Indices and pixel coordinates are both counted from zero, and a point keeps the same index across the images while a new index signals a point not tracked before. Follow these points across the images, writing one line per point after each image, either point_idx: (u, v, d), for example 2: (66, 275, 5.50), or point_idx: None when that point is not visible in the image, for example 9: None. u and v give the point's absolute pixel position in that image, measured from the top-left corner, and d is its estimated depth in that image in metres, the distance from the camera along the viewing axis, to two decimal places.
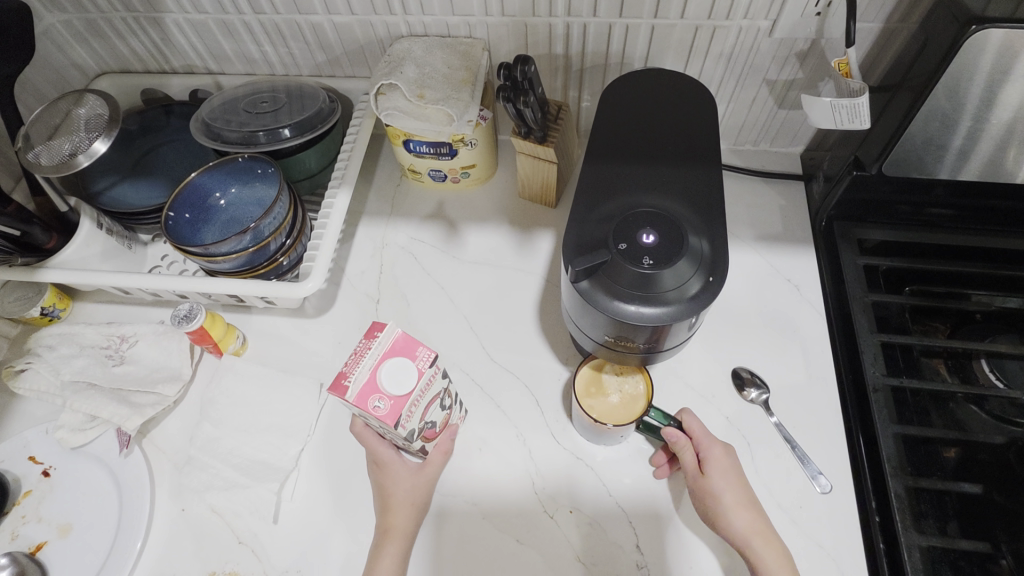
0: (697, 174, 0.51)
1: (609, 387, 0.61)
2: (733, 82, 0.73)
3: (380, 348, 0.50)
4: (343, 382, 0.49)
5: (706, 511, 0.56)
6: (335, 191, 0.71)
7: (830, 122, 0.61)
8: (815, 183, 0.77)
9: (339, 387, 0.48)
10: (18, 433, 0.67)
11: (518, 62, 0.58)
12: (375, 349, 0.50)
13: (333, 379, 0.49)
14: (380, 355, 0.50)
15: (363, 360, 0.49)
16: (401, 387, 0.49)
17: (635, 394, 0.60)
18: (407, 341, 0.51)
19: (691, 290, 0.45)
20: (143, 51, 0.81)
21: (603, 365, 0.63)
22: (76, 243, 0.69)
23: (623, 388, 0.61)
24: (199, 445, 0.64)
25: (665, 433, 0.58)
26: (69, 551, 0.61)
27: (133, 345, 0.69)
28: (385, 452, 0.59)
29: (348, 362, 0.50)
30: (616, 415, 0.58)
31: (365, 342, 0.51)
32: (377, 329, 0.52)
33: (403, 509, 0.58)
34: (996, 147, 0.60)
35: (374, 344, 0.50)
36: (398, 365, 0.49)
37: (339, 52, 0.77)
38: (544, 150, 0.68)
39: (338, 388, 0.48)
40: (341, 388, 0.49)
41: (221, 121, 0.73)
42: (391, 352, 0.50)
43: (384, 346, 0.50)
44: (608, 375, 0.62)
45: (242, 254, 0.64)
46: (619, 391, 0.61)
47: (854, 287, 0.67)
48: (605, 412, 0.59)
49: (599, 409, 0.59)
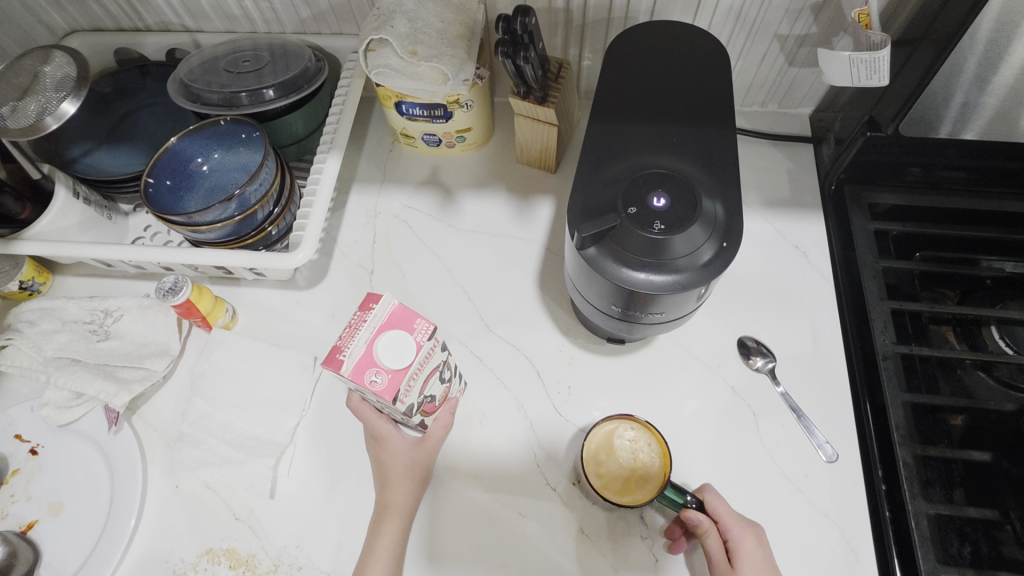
0: (710, 132, 0.48)
1: (621, 454, 0.58)
2: (743, 38, 0.69)
3: (375, 321, 0.48)
4: (337, 356, 0.46)
5: None
6: (325, 156, 0.68)
7: (847, 80, 0.57)
8: (825, 146, 0.74)
9: (333, 360, 0.46)
10: (1, 410, 0.65)
11: (518, 12, 0.54)
12: (371, 321, 0.48)
13: (328, 352, 0.47)
14: (377, 328, 0.47)
15: (359, 332, 0.47)
16: (399, 360, 0.46)
17: (650, 460, 0.57)
18: (403, 312, 0.49)
19: (703, 258, 0.43)
20: (112, 7, 0.76)
21: (617, 427, 0.59)
22: (51, 215, 0.65)
23: (636, 456, 0.57)
24: (191, 422, 0.62)
25: (687, 516, 0.52)
26: (61, 529, 0.59)
27: (118, 320, 0.67)
28: (384, 425, 0.58)
29: (343, 334, 0.47)
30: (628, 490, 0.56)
31: (359, 314, 0.48)
32: (373, 300, 0.49)
33: (402, 484, 0.57)
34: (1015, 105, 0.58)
35: (370, 316, 0.48)
36: (395, 338, 0.47)
37: (324, 7, 0.72)
38: (545, 111, 0.64)
39: (331, 362, 0.46)
40: (335, 362, 0.46)
41: (201, 82, 0.68)
42: (388, 325, 0.48)
43: (380, 318, 0.48)
44: (621, 439, 0.58)
45: (229, 223, 0.61)
46: (631, 460, 0.57)
47: (865, 253, 0.65)
48: (615, 484, 0.56)
49: (609, 477, 0.57)
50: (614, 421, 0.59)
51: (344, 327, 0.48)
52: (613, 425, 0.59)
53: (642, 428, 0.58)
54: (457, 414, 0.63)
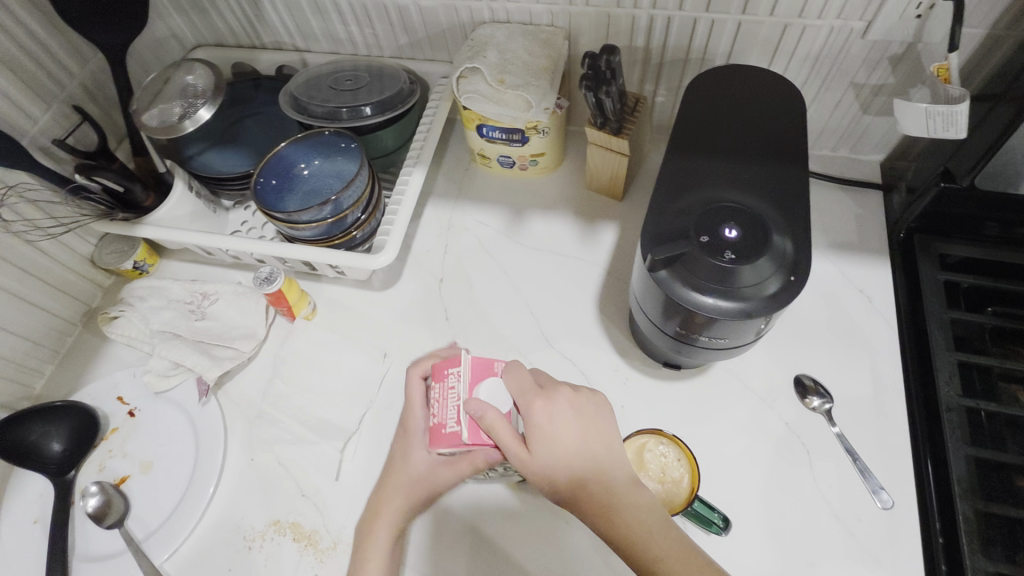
0: (785, 172, 0.50)
1: (652, 467, 0.58)
2: (817, 84, 0.71)
3: (463, 388, 0.54)
4: (448, 432, 0.52)
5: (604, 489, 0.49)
6: (411, 169, 0.74)
7: (922, 130, 0.58)
8: (896, 193, 0.75)
9: (449, 436, 0.52)
10: (108, 374, 0.74)
11: (604, 51, 0.59)
12: (460, 389, 0.54)
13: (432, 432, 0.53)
14: (467, 392, 0.53)
15: (453, 402, 0.53)
16: (502, 403, 0.53)
17: (679, 475, 0.58)
18: (476, 368, 0.55)
19: (769, 289, 0.45)
20: (238, 27, 0.86)
21: (649, 441, 0.60)
22: (170, 204, 0.74)
23: (666, 471, 0.58)
24: (270, 401, 0.68)
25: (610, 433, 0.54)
26: (149, 486, 0.66)
27: (214, 302, 0.74)
28: (416, 423, 0.59)
29: (439, 412, 0.54)
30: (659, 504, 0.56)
31: (445, 386, 0.54)
32: (447, 369, 0.55)
33: (402, 484, 0.58)
34: None
35: (454, 386, 0.54)
36: (489, 388, 0.54)
37: (421, 36, 0.79)
38: (618, 142, 0.68)
39: (446, 437, 0.52)
40: (450, 435, 0.53)
41: (308, 97, 0.76)
42: (476, 378, 0.54)
43: (467, 382, 0.54)
44: (653, 453, 0.59)
45: (322, 224, 0.67)
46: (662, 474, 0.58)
47: (933, 302, 0.65)
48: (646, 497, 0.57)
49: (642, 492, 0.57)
50: (645, 436, 0.60)
51: (437, 407, 0.54)
52: (644, 439, 0.60)
53: (673, 443, 0.60)
54: None
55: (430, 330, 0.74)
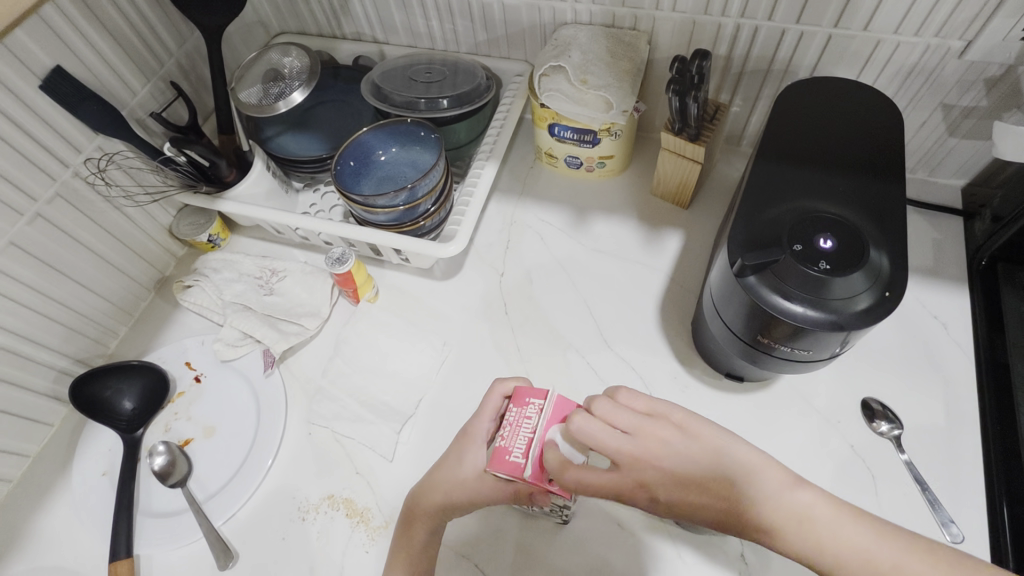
0: (881, 186, 0.49)
1: None
2: (903, 102, 0.70)
3: (539, 421, 0.51)
4: (511, 460, 0.50)
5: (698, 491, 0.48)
6: (483, 163, 0.75)
7: (1022, 155, 0.57)
8: (979, 221, 0.72)
9: (511, 465, 0.50)
10: (178, 339, 0.77)
11: (695, 56, 0.59)
12: (535, 421, 0.51)
13: (495, 454, 0.51)
14: (542, 428, 0.51)
15: (524, 432, 0.51)
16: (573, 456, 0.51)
17: None
18: (559, 408, 0.52)
19: (860, 304, 0.44)
20: (322, 17, 0.89)
21: None
22: (250, 179, 0.76)
23: None
24: (331, 378, 0.70)
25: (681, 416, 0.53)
26: (211, 450, 0.68)
27: (281, 279, 0.76)
28: (478, 431, 0.57)
29: (507, 436, 0.52)
30: None
31: (522, 412, 0.52)
32: (530, 399, 0.53)
33: (441, 483, 0.56)
34: None
35: (532, 417, 0.52)
36: (566, 434, 0.51)
37: (500, 34, 0.81)
38: (694, 148, 0.68)
39: (506, 464, 0.50)
40: (511, 464, 0.50)
41: (388, 85, 0.78)
42: (555, 419, 0.52)
43: (546, 418, 0.51)
44: None
45: (395, 210, 0.69)
46: None
47: (1016, 335, 0.63)
48: None
49: None
50: None
51: (507, 431, 0.52)
52: None
53: None
54: None
55: (489, 322, 0.74)
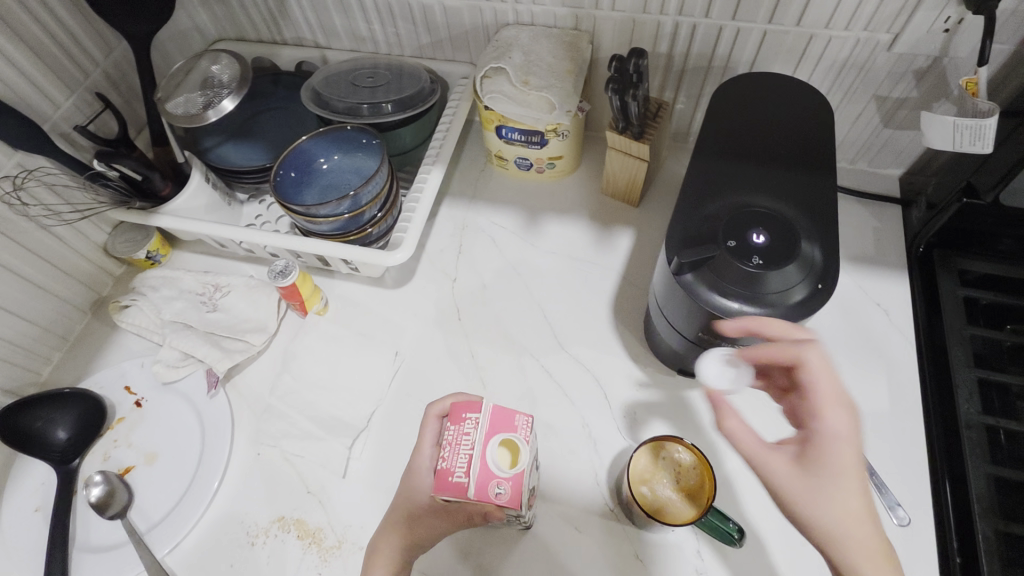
0: (814, 179, 0.49)
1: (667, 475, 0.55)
2: (840, 95, 0.71)
3: (477, 436, 0.49)
4: (454, 481, 0.48)
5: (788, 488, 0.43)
6: (429, 168, 0.73)
7: (949, 143, 0.58)
8: (915, 209, 0.75)
9: (455, 486, 0.48)
10: (116, 363, 0.73)
11: (632, 54, 0.59)
12: (474, 437, 0.49)
13: (437, 477, 0.49)
14: (482, 442, 0.49)
15: (464, 450, 0.49)
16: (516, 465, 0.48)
17: (695, 483, 0.55)
18: (497, 419, 0.50)
19: (795, 296, 0.44)
20: (260, 22, 0.87)
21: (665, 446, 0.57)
22: (187, 193, 0.74)
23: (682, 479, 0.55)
24: (279, 396, 0.68)
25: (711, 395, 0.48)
26: (153, 478, 0.65)
27: (226, 295, 0.73)
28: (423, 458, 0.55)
29: (447, 457, 0.50)
30: (671, 512, 0.53)
31: (460, 430, 0.50)
32: (465, 414, 0.51)
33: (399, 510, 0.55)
34: None
35: (470, 433, 0.50)
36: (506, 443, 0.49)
37: (443, 36, 0.80)
38: (640, 146, 0.68)
39: (449, 486, 0.48)
40: (454, 485, 0.48)
41: (330, 91, 0.76)
42: (493, 430, 0.50)
43: (484, 432, 0.49)
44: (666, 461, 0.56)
45: (339, 218, 0.67)
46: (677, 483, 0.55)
47: (952, 319, 0.65)
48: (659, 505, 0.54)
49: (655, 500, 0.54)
50: (660, 442, 0.57)
51: (448, 451, 0.50)
52: (660, 445, 0.57)
53: (691, 450, 0.56)
54: None
55: (442, 329, 0.73)
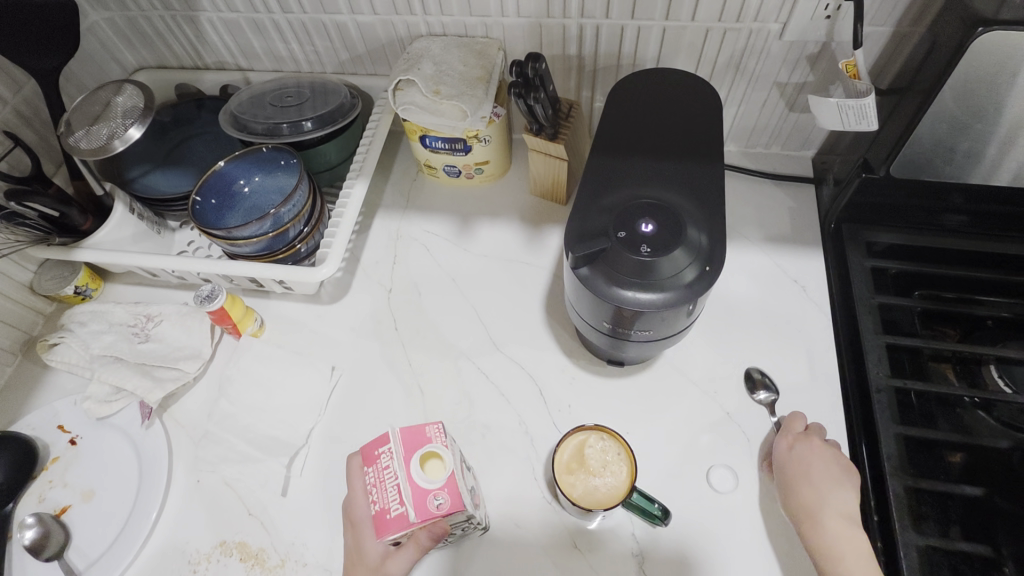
0: (701, 167, 0.52)
1: (593, 466, 0.57)
2: (745, 84, 0.74)
3: (396, 466, 0.51)
4: (393, 517, 0.49)
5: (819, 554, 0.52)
6: (353, 182, 0.74)
7: (837, 123, 0.61)
8: (825, 187, 0.78)
9: (396, 520, 0.49)
10: (48, 403, 0.72)
11: (529, 59, 0.61)
12: (394, 468, 0.51)
13: (376, 523, 0.50)
14: (403, 470, 0.51)
15: (390, 484, 0.51)
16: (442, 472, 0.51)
17: (619, 470, 0.56)
18: (408, 444, 0.52)
19: (686, 278, 0.47)
20: (178, 48, 0.86)
21: (588, 436, 0.58)
22: (110, 225, 0.73)
23: (607, 467, 0.57)
24: (216, 421, 0.68)
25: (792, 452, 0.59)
26: (91, 515, 0.64)
27: (158, 324, 0.73)
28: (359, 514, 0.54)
29: (378, 498, 0.51)
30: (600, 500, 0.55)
31: (379, 468, 0.52)
32: (378, 451, 0.53)
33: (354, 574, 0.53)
34: (1001, 151, 0.60)
35: (389, 466, 0.52)
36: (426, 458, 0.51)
37: (361, 51, 0.81)
38: (555, 147, 0.70)
39: (391, 522, 0.49)
40: (395, 520, 0.49)
41: (248, 114, 0.76)
42: (409, 451, 0.52)
43: (402, 457, 0.51)
44: (591, 451, 0.57)
45: (263, 238, 0.67)
46: (602, 471, 0.56)
47: (861, 289, 0.67)
48: (587, 495, 0.55)
49: (584, 491, 0.56)
50: (584, 432, 0.59)
51: (377, 493, 0.51)
52: (583, 436, 0.59)
53: (613, 438, 0.58)
54: (461, 426, 0.67)
55: (379, 340, 0.74)
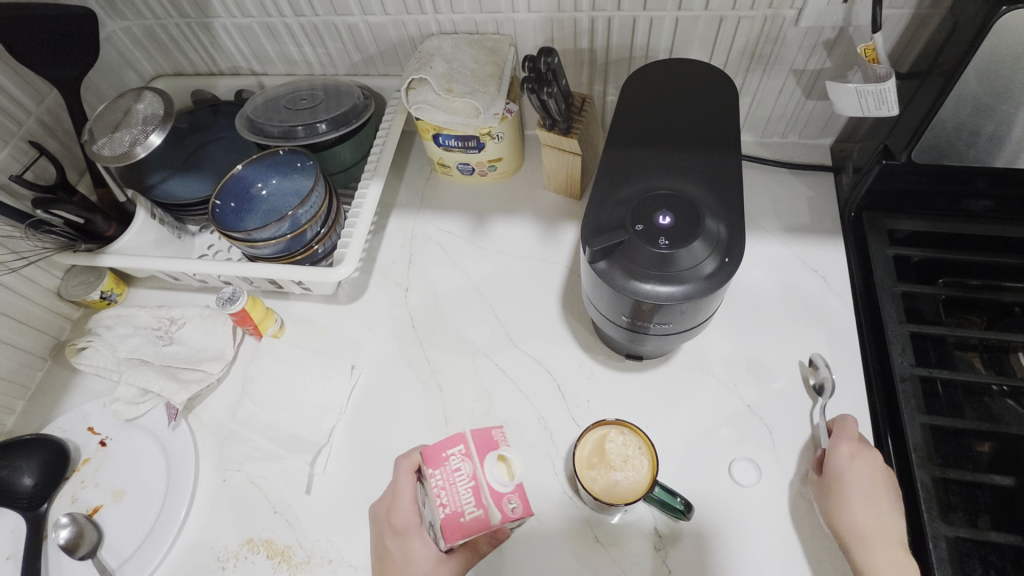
0: (717, 157, 0.52)
1: (615, 460, 0.57)
2: (759, 72, 0.73)
3: (468, 468, 0.55)
4: (468, 519, 0.53)
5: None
6: (368, 182, 0.75)
7: (856, 109, 0.60)
8: (844, 175, 0.77)
9: (471, 523, 0.53)
10: (78, 405, 0.74)
11: (541, 54, 0.61)
12: (466, 470, 0.55)
13: (447, 525, 0.53)
14: (476, 472, 0.55)
15: (462, 485, 0.54)
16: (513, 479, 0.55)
17: (641, 463, 0.56)
18: (478, 448, 0.56)
19: (706, 270, 0.46)
20: (194, 55, 0.88)
21: (609, 431, 0.58)
22: (132, 232, 0.74)
23: (629, 462, 0.56)
24: (240, 420, 0.69)
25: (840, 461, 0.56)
26: (122, 514, 0.66)
27: (181, 327, 0.74)
28: (408, 522, 0.57)
29: (448, 500, 0.54)
30: (623, 494, 0.55)
31: (448, 472, 0.55)
32: (447, 454, 0.56)
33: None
34: None
35: (459, 468, 0.55)
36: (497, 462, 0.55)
37: (373, 52, 0.81)
38: (569, 142, 0.69)
39: (466, 523, 0.53)
40: (471, 521, 0.53)
41: (263, 117, 0.77)
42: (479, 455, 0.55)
43: (474, 460, 0.55)
44: (612, 446, 0.57)
45: (281, 240, 0.68)
46: (624, 466, 0.56)
47: (883, 277, 0.66)
48: (610, 489, 0.56)
49: (607, 485, 0.56)
50: (605, 426, 0.59)
51: (446, 496, 0.54)
52: (604, 431, 0.59)
53: (633, 432, 0.58)
54: (481, 422, 0.67)
55: (398, 339, 0.74)
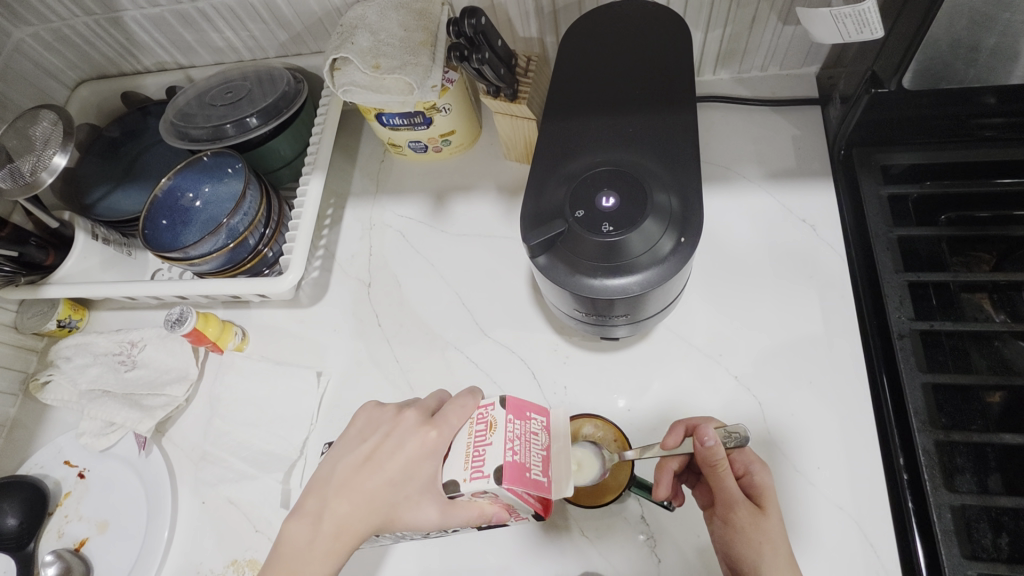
0: (667, 120, 0.47)
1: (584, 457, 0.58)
2: (727, 3, 0.64)
3: (544, 439, 0.47)
4: (532, 478, 0.43)
5: (747, 549, 0.46)
6: (308, 176, 0.69)
7: (835, 34, 0.53)
8: (832, 106, 0.69)
9: (535, 484, 0.43)
10: (52, 439, 0.72)
11: (465, 14, 0.54)
12: (542, 438, 0.47)
13: (514, 470, 0.42)
14: (551, 446, 0.47)
15: (536, 447, 0.45)
16: None
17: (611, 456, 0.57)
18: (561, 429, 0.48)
19: (663, 251, 0.43)
20: (112, 54, 0.81)
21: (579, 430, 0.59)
22: (75, 255, 0.71)
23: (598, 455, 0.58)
24: (212, 440, 0.67)
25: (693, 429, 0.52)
26: (107, 545, 0.65)
27: (142, 350, 0.72)
28: (437, 440, 0.47)
29: (520, 452, 0.44)
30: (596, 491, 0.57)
31: (522, 424, 0.46)
32: (531, 412, 0.47)
33: (369, 490, 0.48)
34: None
35: (537, 432, 0.46)
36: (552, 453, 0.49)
37: (298, 28, 0.73)
38: (518, 108, 0.62)
39: (528, 483, 0.43)
40: (530, 482, 0.43)
41: (188, 119, 0.71)
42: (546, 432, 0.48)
43: (553, 436, 0.48)
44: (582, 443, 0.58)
45: (222, 252, 0.64)
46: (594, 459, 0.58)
47: (876, 221, 0.60)
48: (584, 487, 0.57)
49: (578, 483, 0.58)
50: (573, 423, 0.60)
51: (519, 446, 0.44)
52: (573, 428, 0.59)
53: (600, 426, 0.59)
54: None
55: (364, 340, 0.71)
